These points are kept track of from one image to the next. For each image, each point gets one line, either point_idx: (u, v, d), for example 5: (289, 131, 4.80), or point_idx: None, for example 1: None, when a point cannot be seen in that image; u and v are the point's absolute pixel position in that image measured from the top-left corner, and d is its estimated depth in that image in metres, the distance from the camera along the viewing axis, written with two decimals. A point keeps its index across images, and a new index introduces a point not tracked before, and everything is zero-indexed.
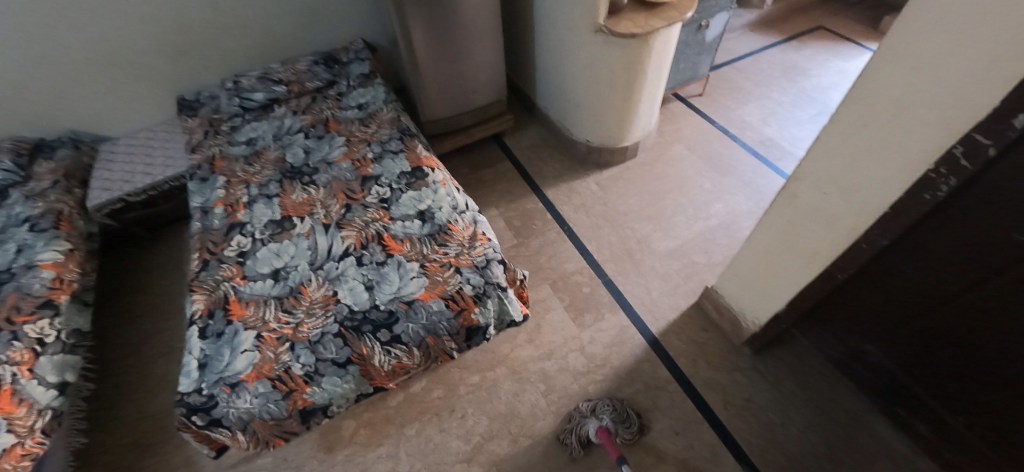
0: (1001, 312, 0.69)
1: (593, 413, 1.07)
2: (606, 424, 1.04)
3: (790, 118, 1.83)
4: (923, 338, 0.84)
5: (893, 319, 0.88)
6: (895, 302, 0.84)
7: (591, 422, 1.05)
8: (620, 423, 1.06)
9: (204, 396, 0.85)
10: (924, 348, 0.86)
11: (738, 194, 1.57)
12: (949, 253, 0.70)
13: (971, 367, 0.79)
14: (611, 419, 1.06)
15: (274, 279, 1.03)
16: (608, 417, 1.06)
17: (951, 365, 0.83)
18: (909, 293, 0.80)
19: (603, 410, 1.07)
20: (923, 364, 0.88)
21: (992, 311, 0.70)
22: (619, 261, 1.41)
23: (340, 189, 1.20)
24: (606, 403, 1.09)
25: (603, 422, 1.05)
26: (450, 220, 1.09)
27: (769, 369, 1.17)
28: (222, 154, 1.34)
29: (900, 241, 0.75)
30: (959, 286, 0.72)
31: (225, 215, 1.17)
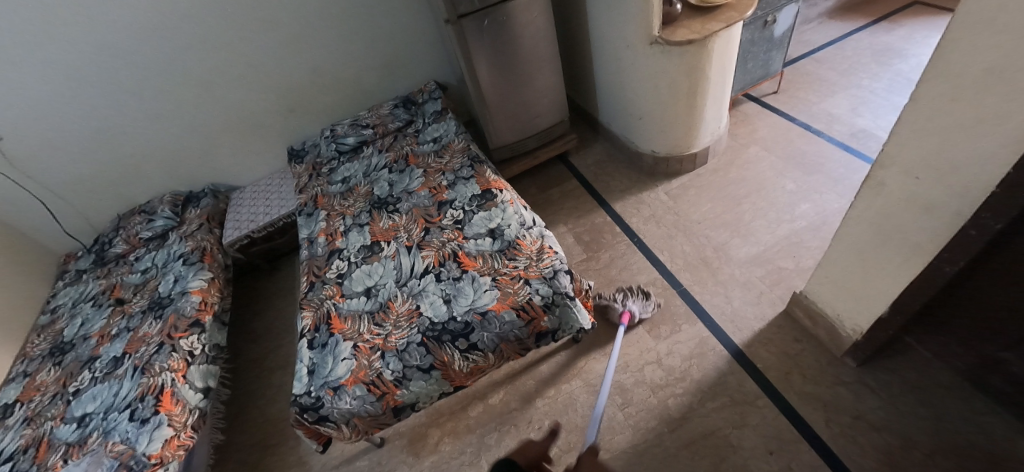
0: None
1: (620, 299, 1.28)
2: (629, 308, 1.25)
3: (887, 106, 1.65)
4: None
5: None
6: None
7: (617, 304, 1.27)
8: (639, 303, 1.27)
9: (313, 397, 0.98)
10: None
11: (828, 193, 1.44)
12: None
13: None
14: (633, 303, 1.27)
15: (367, 296, 1.16)
16: (630, 300, 1.27)
17: None
18: None
19: (626, 295, 1.29)
20: None
21: None
22: (694, 270, 1.36)
23: (419, 214, 1.33)
24: (632, 292, 1.30)
25: (625, 306, 1.26)
26: (519, 235, 1.15)
27: (881, 383, 1.04)
28: (323, 192, 1.56)
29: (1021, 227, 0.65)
30: None
31: (326, 244, 1.35)
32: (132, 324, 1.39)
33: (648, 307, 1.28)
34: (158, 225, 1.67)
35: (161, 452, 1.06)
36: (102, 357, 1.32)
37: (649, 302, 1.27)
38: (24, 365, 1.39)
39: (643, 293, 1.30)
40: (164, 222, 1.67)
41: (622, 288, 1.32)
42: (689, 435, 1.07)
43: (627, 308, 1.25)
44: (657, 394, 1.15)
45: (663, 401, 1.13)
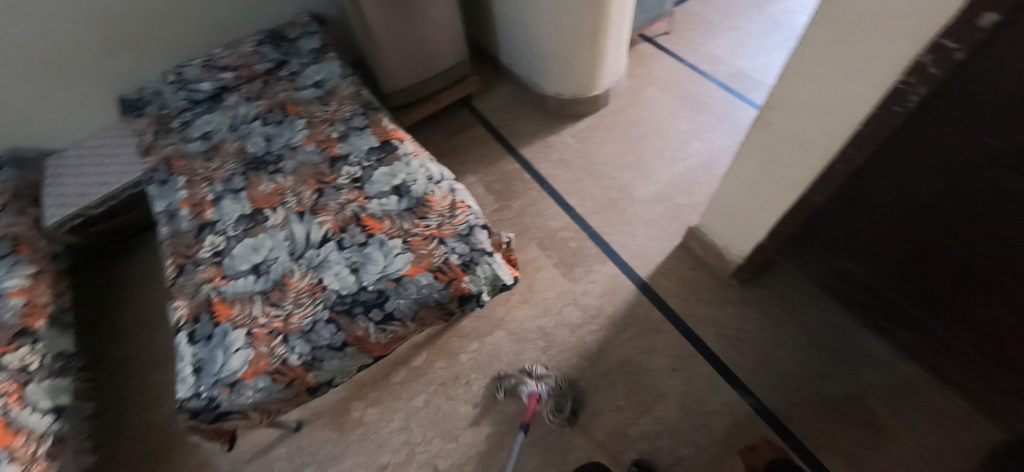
0: (969, 216, 0.74)
1: (538, 376, 1.10)
2: (540, 392, 1.06)
3: (759, 48, 1.80)
4: (905, 251, 0.89)
5: (870, 237, 0.92)
6: (876, 218, 0.88)
7: (530, 382, 1.09)
8: (555, 396, 1.07)
9: (204, 399, 0.84)
10: (902, 260, 0.91)
11: (714, 131, 1.56)
12: (916, 163, 0.73)
13: (946, 269, 0.85)
14: (548, 389, 1.07)
15: (256, 275, 1.00)
16: (547, 385, 1.08)
17: (932, 272, 0.87)
18: (882, 208, 0.85)
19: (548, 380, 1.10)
20: (901, 273, 0.94)
21: (954, 218, 0.76)
22: (603, 212, 1.40)
23: (309, 174, 1.15)
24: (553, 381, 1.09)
25: (537, 387, 1.07)
26: (427, 191, 1.06)
27: (757, 297, 1.21)
28: (178, 152, 1.27)
29: (874, 159, 0.78)
30: (929, 196, 0.76)
31: (193, 217, 1.12)
32: None
33: (562, 408, 1.06)
34: None
35: None
36: None
37: (564, 404, 1.06)
38: None
39: (563, 391, 1.08)
40: None
41: (546, 372, 1.12)
42: (608, 367, 1.15)
43: (535, 391, 1.06)
44: (576, 333, 1.20)
45: (582, 339, 1.20)
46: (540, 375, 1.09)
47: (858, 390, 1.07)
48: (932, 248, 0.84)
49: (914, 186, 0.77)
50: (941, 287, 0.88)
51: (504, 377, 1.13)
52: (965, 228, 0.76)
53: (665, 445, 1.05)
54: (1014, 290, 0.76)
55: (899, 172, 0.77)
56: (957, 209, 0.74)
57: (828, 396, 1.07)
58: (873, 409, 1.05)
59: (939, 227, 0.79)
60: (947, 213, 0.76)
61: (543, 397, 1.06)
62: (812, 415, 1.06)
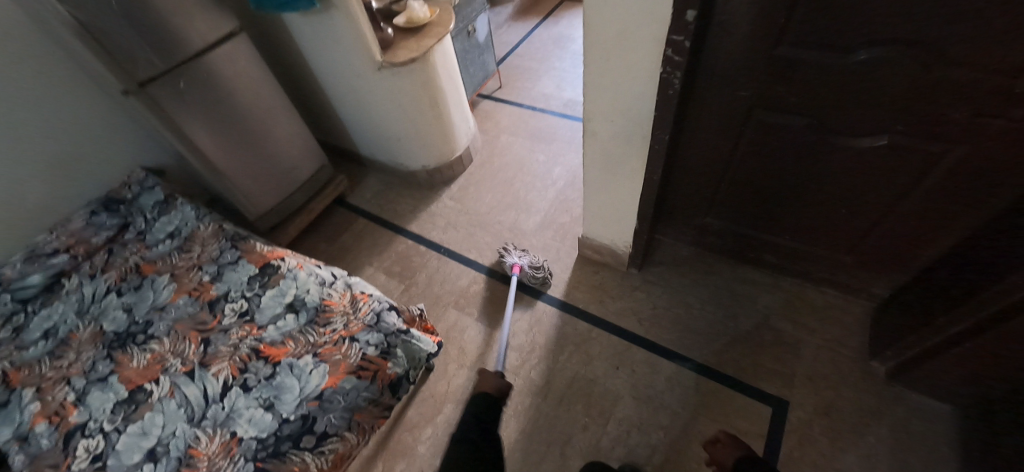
0: (756, 149, 0.97)
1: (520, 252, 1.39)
2: (521, 262, 1.35)
3: (576, 78, 2.12)
4: (733, 192, 1.11)
5: (709, 190, 1.13)
6: (708, 170, 1.08)
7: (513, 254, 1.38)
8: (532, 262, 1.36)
9: None
10: (737, 199, 1.12)
11: (568, 153, 1.77)
12: (711, 123, 0.97)
13: (765, 194, 1.07)
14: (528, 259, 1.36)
15: (152, 463, 0.86)
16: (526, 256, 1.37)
17: (760, 200, 1.09)
18: (704, 164, 1.07)
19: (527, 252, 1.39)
20: (741, 211, 1.15)
21: (748, 154, 0.99)
22: (503, 254, 1.48)
23: (188, 327, 1.06)
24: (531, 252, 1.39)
25: (519, 259, 1.36)
26: (323, 296, 1.03)
27: (656, 275, 1.36)
28: (14, 363, 1.07)
29: (682, 131, 1.01)
30: (727, 144, 0.99)
31: (52, 429, 0.94)
32: None
33: (539, 271, 1.34)
34: None
35: None
36: None
37: (540, 268, 1.34)
38: None
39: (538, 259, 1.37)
40: None
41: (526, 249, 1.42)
42: (561, 392, 1.17)
43: (517, 261, 1.35)
44: (520, 373, 1.22)
45: (528, 376, 1.21)
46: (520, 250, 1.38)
47: (762, 317, 1.24)
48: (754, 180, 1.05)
49: (720, 134, 0.98)
50: (772, 209, 1.09)
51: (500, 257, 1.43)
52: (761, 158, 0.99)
53: (637, 441, 1.08)
54: (814, 186, 0.98)
55: (702, 124, 0.98)
56: (751, 143, 0.96)
57: (742, 332, 1.22)
58: (778, 327, 1.21)
59: (752, 162, 1.01)
60: (751, 150, 0.98)
61: (523, 264, 1.34)
62: (738, 355, 1.18)
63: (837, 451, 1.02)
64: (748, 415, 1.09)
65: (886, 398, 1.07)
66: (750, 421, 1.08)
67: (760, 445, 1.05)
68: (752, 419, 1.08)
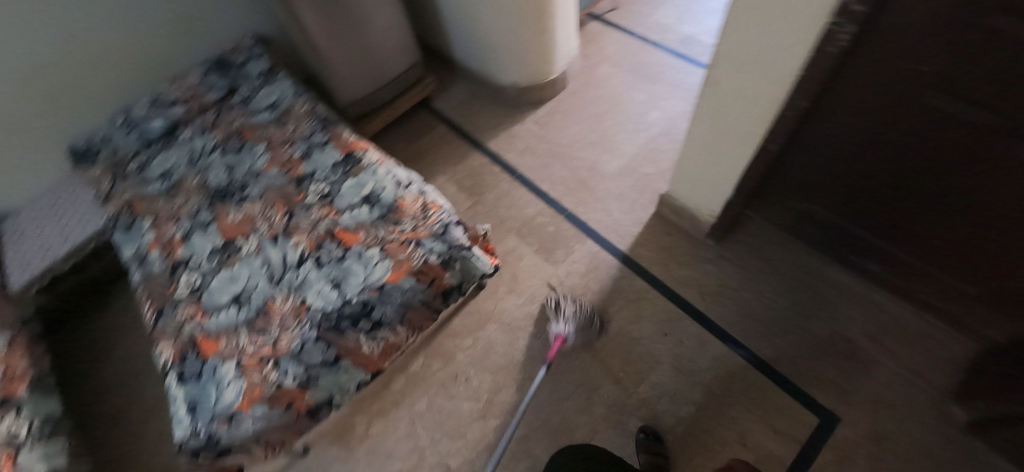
0: (917, 140, 0.78)
1: (566, 315, 1.15)
2: (563, 334, 1.12)
3: (703, 11, 1.83)
4: (867, 185, 0.94)
5: (832, 175, 0.97)
6: (833, 151, 0.92)
7: (557, 320, 1.14)
8: (580, 329, 1.15)
9: (202, 437, 0.84)
10: (861, 194, 0.97)
11: (671, 98, 1.59)
12: (869, 96, 0.77)
13: (904, 195, 0.89)
14: (574, 327, 1.14)
15: (237, 306, 0.99)
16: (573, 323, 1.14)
17: (898, 199, 0.91)
18: (836, 146, 0.90)
19: (575, 313, 1.16)
20: (862, 207, 0.99)
21: (903, 145, 0.81)
22: (575, 193, 1.42)
23: (276, 197, 1.14)
24: (579, 310, 1.16)
25: (563, 329, 1.13)
26: (398, 196, 1.05)
27: (733, 252, 1.26)
28: (138, 195, 1.24)
29: (826, 98, 0.82)
30: (881, 124, 0.81)
31: (164, 258, 1.10)
32: None
33: (590, 331, 1.16)
34: None
35: None
36: None
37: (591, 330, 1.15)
38: None
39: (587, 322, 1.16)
40: None
41: (574, 303, 1.18)
42: (601, 341, 1.17)
43: (560, 335, 1.12)
44: None
45: (573, 318, 1.21)
46: (567, 313, 1.14)
47: (840, 325, 1.12)
48: (886, 174, 0.89)
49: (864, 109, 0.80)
50: (892, 210, 0.94)
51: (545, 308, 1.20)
52: (920, 149, 0.79)
53: (665, 408, 1.08)
54: (972, 202, 0.80)
55: (855, 96, 0.79)
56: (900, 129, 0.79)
57: (812, 335, 1.12)
58: (854, 340, 1.10)
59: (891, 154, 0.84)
60: (897, 139, 0.81)
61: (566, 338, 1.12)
62: (799, 356, 1.10)
63: None
64: (791, 417, 1.04)
65: (956, 446, 0.96)
66: (790, 423, 1.04)
67: (794, 448, 1.01)
68: (792, 421, 1.04)
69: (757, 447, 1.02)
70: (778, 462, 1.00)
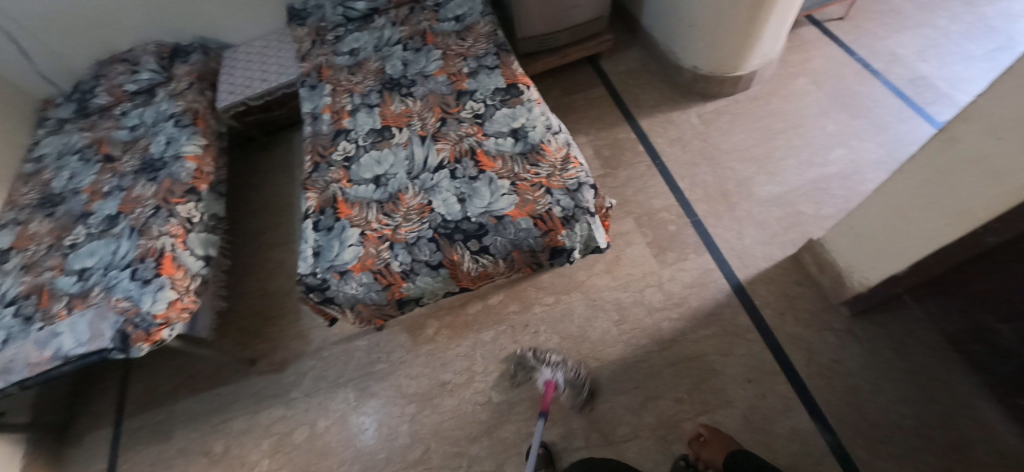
0: None
1: (552, 365, 1.08)
2: (554, 381, 1.06)
3: (956, 54, 1.50)
4: None
5: None
6: None
7: (543, 370, 1.08)
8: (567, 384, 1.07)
9: (319, 278, 0.97)
10: None
11: (868, 141, 1.36)
12: None
13: None
14: (561, 376, 1.07)
15: (376, 185, 1.10)
16: (560, 375, 1.07)
17: None
18: None
19: (560, 365, 1.08)
20: None
21: None
22: (712, 202, 1.32)
23: (435, 102, 1.22)
24: (566, 362, 1.09)
25: (552, 376, 1.06)
26: (543, 140, 1.06)
27: (867, 333, 1.09)
28: (328, 63, 1.41)
29: None
30: None
31: (332, 122, 1.25)
32: (124, 183, 1.35)
33: (576, 392, 1.07)
34: (143, 79, 1.57)
35: (166, 313, 1.07)
36: (96, 214, 1.30)
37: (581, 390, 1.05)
38: (13, 213, 1.37)
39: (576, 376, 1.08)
40: (150, 76, 1.57)
41: (560, 356, 1.10)
42: (677, 357, 1.12)
43: (552, 380, 1.06)
44: (653, 315, 1.18)
45: (658, 323, 1.17)
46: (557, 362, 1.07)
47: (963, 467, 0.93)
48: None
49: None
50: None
51: (519, 362, 1.12)
52: None
53: None
54: None
55: None
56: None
57: (922, 461, 0.95)
58: None
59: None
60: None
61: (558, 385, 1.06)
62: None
63: None
64: None
65: None
66: None
67: None
68: None
69: None
70: None
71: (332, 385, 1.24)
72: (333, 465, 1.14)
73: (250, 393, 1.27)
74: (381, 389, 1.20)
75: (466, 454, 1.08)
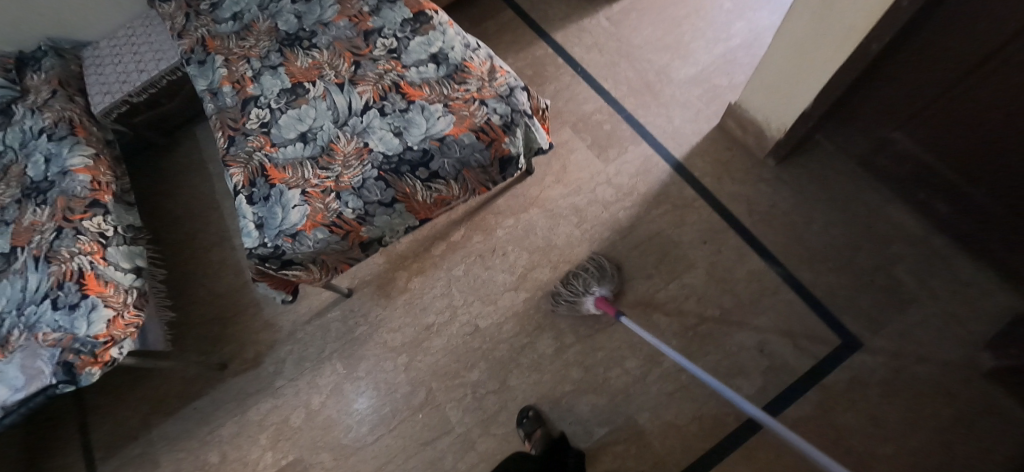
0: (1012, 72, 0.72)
1: (584, 288, 1.07)
2: (603, 293, 1.07)
3: None
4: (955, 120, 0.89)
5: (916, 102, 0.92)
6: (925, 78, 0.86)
7: (589, 296, 1.06)
8: (608, 284, 1.09)
9: (270, 246, 0.92)
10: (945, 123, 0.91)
11: (761, 9, 1.46)
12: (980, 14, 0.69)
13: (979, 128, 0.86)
14: (602, 287, 1.08)
15: (303, 143, 1.04)
16: (599, 284, 1.08)
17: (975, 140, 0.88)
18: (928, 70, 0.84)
19: (593, 280, 1.08)
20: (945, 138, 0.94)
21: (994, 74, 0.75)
22: (638, 95, 1.37)
23: (344, 48, 1.15)
24: (587, 273, 1.10)
25: (599, 292, 1.07)
26: (465, 57, 1.04)
27: (792, 175, 1.22)
28: (212, 34, 1.28)
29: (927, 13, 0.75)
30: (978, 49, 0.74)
31: (235, 93, 1.16)
32: (9, 217, 1.17)
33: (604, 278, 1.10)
34: None
35: (108, 332, 0.99)
36: None
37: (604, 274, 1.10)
38: None
39: (603, 272, 1.11)
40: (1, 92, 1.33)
41: (575, 277, 1.09)
42: (640, 238, 1.19)
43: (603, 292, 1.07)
44: (609, 209, 1.23)
45: (615, 215, 1.22)
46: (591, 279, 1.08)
47: (887, 261, 1.11)
48: (990, 118, 0.82)
49: (983, 35, 0.72)
50: (990, 148, 0.87)
51: (557, 300, 1.10)
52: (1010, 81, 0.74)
53: (691, 308, 1.11)
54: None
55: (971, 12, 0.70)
56: (1013, 62, 0.71)
57: (855, 267, 1.12)
58: (899, 278, 1.09)
59: (994, 90, 0.77)
60: (999, 72, 0.74)
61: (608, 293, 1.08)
62: (837, 285, 1.11)
63: (881, 404, 1.00)
64: (815, 338, 1.07)
65: (972, 385, 0.98)
66: (807, 341, 1.07)
67: (806, 362, 1.05)
68: (811, 340, 1.07)
69: (770, 357, 1.06)
70: (789, 373, 1.04)
71: (317, 361, 1.21)
72: (340, 434, 1.13)
73: (232, 394, 1.21)
74: (369, 350, 1.19)
75: (469, 382, 1.11)
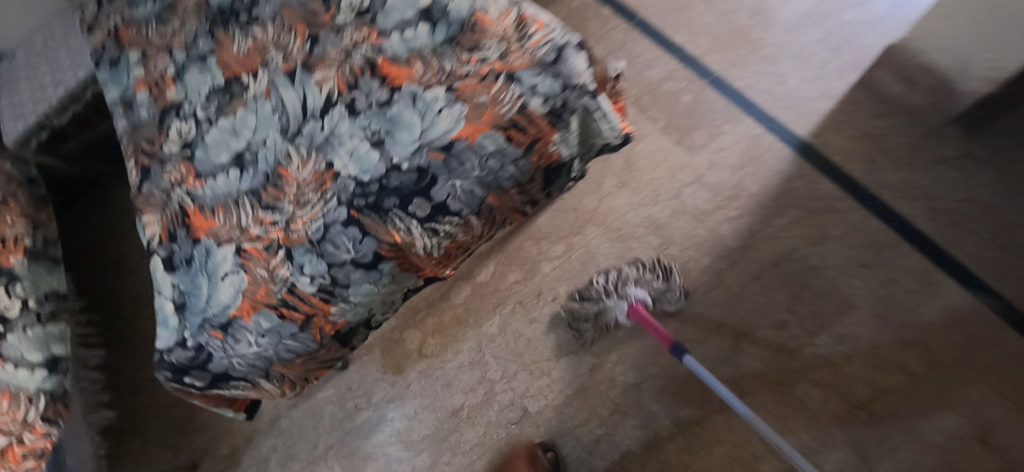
0: None
1: (613, 288, 0.76)
2: (639, 297, 0.74)
3: None
4: None
5: None
6: None
7: (615, 300, 0.75)
8: (653, 288, 0.75)
9: (189, 350, 0.58)
10: None
11: None
12: None
13: None
14: (640, 289, 0.75)
15: (238, 170, 0.67)
16: (635, 285, 0.75)
17: None
18: None
19: (625, 276, 0.76)
20: None
21: None
22: (727, 48, 0.95)
23: (296, 17, 0.74)
24: (622, 270, 0.77)
25: (634, 295, 0.75)
26: (479, 7, 0.61)
27: (994, 150, 0.79)
28: (126, 21, 0.91)
29: None
30: None
31: (153, 102, 0.80)
32: None
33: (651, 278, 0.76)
34: None
35: None
36: None
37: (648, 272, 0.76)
38: None
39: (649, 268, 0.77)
40: None
41: (601, 274, 0.78)
42: (761, 265, 0.79)
43: (639, 296, 0.74)
44: (705, 223, 0.83)
45: (715, 230, 0.82)
46: (623, 275, 0.76)
47: None
48: None
49: None
50: None
51: (575, 322, 0.78)
52: None
53: (858, 374, 0.71)
54: None
55: None
56: None
57: None
58: None
59: None
60: None
61: (649, 299, 0.75)
62: None
63: None
64: None
65: None
66: None
67: None
68: None
69: (1008, 453, 0.65)
70: None
71: (309, 464, 0.88)
72: None
73: None
74: (377, 447, 0.85)
75: None
